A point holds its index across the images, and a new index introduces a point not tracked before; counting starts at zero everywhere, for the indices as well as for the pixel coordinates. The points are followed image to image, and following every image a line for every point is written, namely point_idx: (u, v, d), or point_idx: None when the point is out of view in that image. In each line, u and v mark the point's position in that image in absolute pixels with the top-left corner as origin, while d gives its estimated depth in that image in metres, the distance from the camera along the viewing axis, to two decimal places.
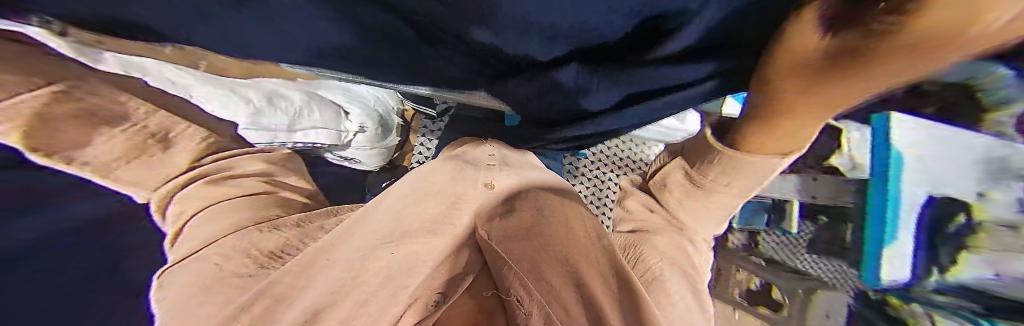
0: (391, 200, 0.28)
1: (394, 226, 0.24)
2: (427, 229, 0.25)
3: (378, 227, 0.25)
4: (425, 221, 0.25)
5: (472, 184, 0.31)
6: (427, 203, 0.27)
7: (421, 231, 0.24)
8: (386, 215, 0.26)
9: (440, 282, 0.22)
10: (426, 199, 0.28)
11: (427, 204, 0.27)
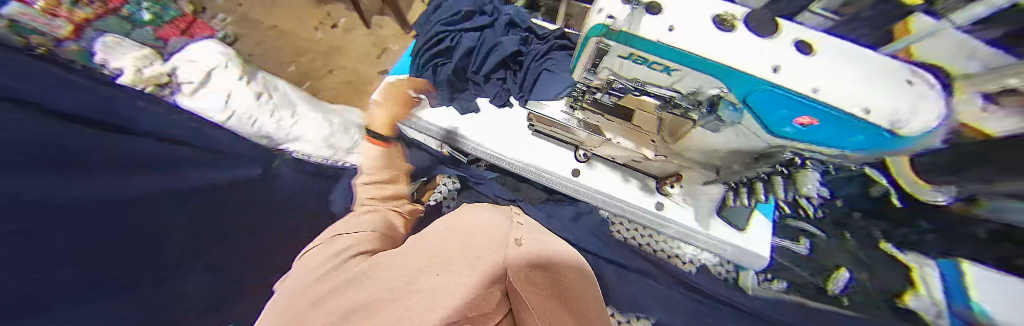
0: (434, 243, 0.35)
1: (435, 259, 0.31)
2: (472, 261, 0.29)
3: (428, 253, 0.33)
4: (466, 257, 0.30)
5: (503, 236, 0.34)
6: (465, 243, 0.33)
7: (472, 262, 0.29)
8: (433, 248, 0.34)
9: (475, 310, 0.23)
10: (472, 240, 0.34)
11: (464, 245, 0.33)
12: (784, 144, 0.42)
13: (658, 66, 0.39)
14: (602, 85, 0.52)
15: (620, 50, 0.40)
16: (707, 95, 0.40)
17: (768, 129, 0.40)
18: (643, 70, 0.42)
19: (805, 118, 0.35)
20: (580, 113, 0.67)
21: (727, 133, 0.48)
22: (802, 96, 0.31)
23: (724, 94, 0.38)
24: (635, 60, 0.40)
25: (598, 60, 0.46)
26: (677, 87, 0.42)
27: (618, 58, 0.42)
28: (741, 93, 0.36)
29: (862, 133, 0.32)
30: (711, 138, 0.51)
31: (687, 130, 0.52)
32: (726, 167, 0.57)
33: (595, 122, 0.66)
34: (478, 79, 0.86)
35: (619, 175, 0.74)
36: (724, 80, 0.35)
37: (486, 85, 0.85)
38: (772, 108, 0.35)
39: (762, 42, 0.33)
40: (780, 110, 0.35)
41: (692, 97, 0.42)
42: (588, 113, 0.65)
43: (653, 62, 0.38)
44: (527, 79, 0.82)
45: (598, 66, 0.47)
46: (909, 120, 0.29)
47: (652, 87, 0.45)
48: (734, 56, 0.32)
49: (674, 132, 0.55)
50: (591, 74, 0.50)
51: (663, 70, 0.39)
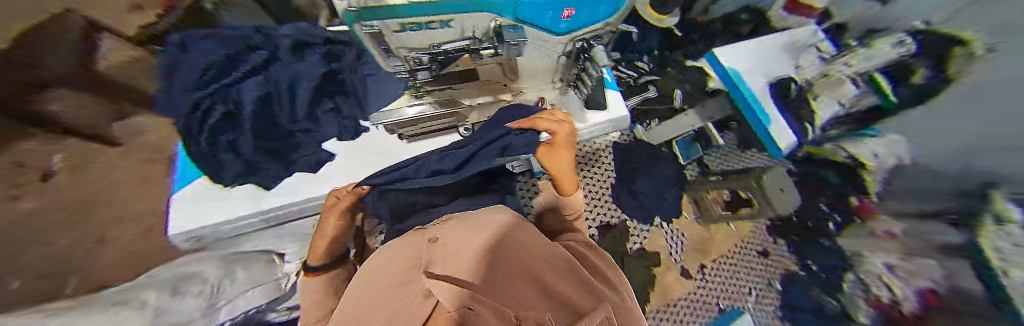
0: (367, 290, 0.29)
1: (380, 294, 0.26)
2: (405, 281, 0.26)
3: (364, 300, 0.27)
4: (394, 285, 0.26)
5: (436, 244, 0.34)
6: (406, 267, 0.30)
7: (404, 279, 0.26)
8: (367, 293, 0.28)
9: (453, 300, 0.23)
10: (391, 273, 0.31)
11: (406, 267, 0.30)
12: (578, 38, 0.45)
13: (429, 22, 0.34)
14: (412, 64, 0.47)
15: (388, 25, 0.33)
16: (490, 26, 0.38)
17: (554, 32, 0.41)
18: (426, 32, 0.37)
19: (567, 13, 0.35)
20: (428, 96, 0.61)
21: (544, 52, 0.50)
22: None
23: (501, 22, 0.36)
24: (412, 28, 0.35)
25: (381, 42, 0.39)
26: (469, 33, 0.39)
27: (394, 31, 0.35)
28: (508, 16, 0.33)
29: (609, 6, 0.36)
30: (536, 61, 0.53)
31: (517, 62, 0.52)
32: (565, 76, 0.64)
33: (447, 97, 0.62)
34: (303, 126, 0.64)
35: None
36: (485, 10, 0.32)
37: (322, 125, 0.66)
38: (542, 16, 0.35)
39: None
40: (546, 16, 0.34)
41: (487, 35, 0.40)
42: (436, 93, 0.61)
43: (425, 22, 0.33)
44: (354, 95, 0.65)
45: (389, 46, 0.40)
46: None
47: (446, 44, 0.41)
48: None
49: (513, 71, 0.57)
50: (391, 55, 0.43)
51: (439, 25, 0.35)
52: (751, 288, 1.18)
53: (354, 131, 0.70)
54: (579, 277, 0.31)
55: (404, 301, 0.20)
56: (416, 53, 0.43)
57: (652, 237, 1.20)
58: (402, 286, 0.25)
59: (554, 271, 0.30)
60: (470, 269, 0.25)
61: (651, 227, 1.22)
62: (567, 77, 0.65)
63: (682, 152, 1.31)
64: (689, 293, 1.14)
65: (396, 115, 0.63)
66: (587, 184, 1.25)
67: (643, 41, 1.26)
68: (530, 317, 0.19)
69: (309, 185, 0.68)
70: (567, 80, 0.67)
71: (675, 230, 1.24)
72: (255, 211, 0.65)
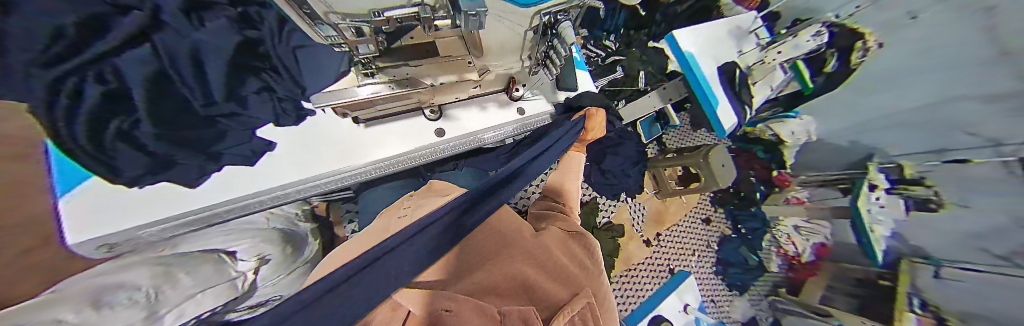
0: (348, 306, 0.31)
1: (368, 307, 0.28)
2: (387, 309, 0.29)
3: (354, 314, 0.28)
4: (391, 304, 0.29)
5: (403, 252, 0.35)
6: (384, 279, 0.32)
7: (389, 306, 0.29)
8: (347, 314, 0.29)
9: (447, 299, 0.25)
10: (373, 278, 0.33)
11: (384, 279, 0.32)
12: (544, 11, 0.43)
13: None
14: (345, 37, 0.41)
15: None
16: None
17: (518, 5, 0.38)
18: None
19: None
20: (382, 77, 0.54)
21: (511, 23, 0.45)
22: None
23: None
24: None
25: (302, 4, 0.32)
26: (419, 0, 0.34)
27: None
28: None
29: None
30: (502, 36, 0.49)
31: (481, 37, 0.47)
32: (535, 52, 0.61)
33: (405, 76, 0.55)
34: (219, 111, 0.48)
35: (476, 107, 0.75)
36: None
37: (249, 108, 0.51)
38: None
39: None
40: None
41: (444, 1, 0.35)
42: (390, 71, 0.53)
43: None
44: (288, 78, 0.56)
45: (315, 10, 0.33)
46: None
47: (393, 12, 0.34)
48: None
49: (478, 46, 0.52)
50: (322, 23, 0.37)
51: None
52: (695, 250, 1.39)
53: (296, 114, 0.60)
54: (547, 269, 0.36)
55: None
56: (350, 21, 0.36)
57: (618, 211, 1.34)
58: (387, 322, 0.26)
59: (530, 264, 0.36)
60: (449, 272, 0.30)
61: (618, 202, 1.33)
62: (534, 54, 0.61)
63: (646, 132, 1.42)
64: (649, 257, 1.31)
65: (352, 94, 0.53)
66: None
67: (611, 20, 1.26)
68: (513, 312, 0.25)
69: (241, 181, 0.58)
70: (535, 56, 0.62)
71: (637, 204, 1.38)
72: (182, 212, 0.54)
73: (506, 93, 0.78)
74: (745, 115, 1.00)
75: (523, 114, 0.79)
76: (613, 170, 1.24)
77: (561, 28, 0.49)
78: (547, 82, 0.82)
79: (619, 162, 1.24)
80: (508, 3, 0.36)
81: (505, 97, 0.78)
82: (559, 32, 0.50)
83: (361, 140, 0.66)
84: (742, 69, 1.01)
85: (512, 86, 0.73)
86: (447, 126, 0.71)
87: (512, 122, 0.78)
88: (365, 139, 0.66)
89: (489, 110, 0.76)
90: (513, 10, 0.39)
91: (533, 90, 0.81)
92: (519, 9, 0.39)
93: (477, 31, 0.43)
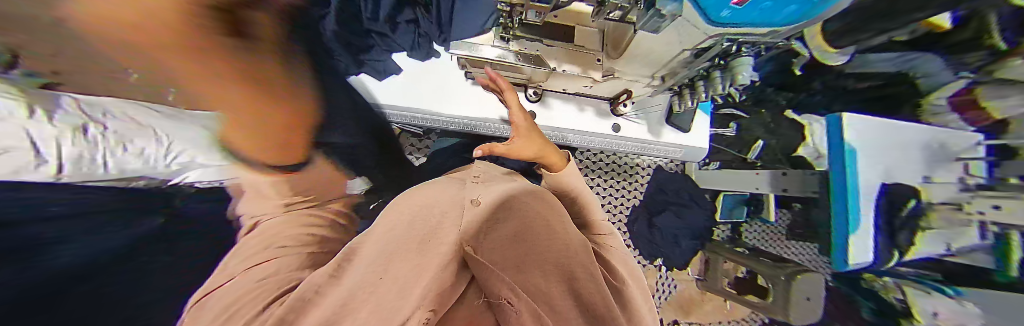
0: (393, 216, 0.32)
1: (417, 225, 0.29)
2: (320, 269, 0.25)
3: (399, 229, 0.29)
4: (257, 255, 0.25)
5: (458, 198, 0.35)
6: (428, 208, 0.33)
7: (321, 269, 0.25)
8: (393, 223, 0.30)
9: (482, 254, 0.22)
10: (426, 203, 0.34)
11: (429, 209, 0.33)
12: (728, 36, 0.35)
13: None
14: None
15: None
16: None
17: (708, 21, 0.32)
18: None
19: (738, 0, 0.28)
20: (516, 44, 0.55)
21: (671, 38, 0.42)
22: None
23: None
24: None
25: None
26: None
27: None
28: None
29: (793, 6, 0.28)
30: (655, 45, 0.44)
31: (635, 38, 0.43)
32: (672, 75, 0.53)
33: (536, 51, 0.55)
34: (380, 28, 0.63)
35: (574, 105, 0.73)
36: None
37: (398, 33, 0.65)
38: None
39: None
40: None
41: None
42: (525, 42, 0.55)
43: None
44: (436, 18, 0.65)
45: None
46: None
47: None
48: None
49: (618, 44, 0.49)
50: None
51: None
52: None
53: (427, 51, 0.70)
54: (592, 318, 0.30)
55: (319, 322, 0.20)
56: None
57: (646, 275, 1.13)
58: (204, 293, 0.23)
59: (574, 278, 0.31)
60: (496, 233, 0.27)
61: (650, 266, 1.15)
62: (673, 78, 0.54)
63: (722, 209, 1.16)
64: None
65: (488, 51, 0.55)
66: (611, 195, 1.18)
67: None
68: None
69: (344, 86, 0.64)
70: (670, 79, 0.55)
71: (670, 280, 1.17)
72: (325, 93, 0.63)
73: (607, 103, 0.74)
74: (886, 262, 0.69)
75: (618, 133, 0.74)
76: (665, 230, 1.08)
77: (736, 61, 0.41)
78: (658, 111, 0.75)
79: (677, 225, 1.07)
80: (703, 15, 0.31)
81: (606, 107, 0.75)
82: (734, 64, 0.41)
83: (462, 92, 0.71)
84: (918, 202, 0.67)
85: (621, 99, 0.69)
86: (538, 111, 0.71)
87: (599, 134, 0.74)
88: (466, 94, 0.71)
89: (585, 113, 0.73)
90: (700, 24, 0.34)
91: (637, 112, 0.74)
92: (705, 26, 0.34)
93: (644, 32, 0.40)
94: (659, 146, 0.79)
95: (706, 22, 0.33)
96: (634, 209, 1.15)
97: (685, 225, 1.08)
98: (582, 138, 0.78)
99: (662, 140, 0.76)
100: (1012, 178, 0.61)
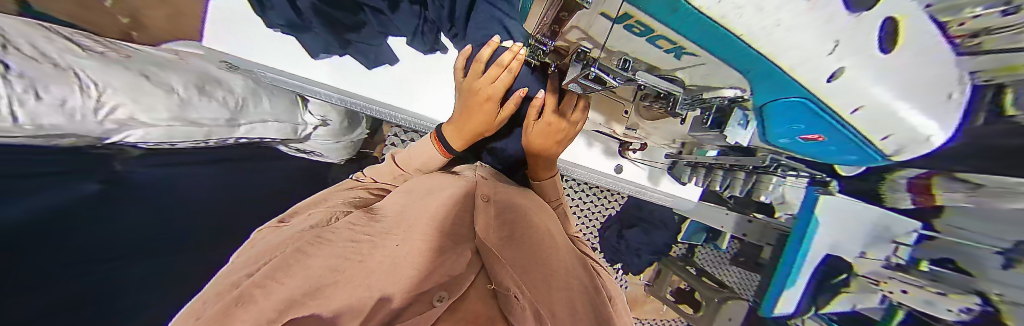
0: (400, 207, 0.38)
1: (412, 223, 0.34)
2: (338, 242, 0.29)
3: (402, 222, 0.34)
4: (309, 213, 0.36)
5: (469, 199, 0.40)
6: (427, 206, 0.37)
7: (335, 233, 0.30)
8: (403, 216, 0.36)
9: (446, 287, 0.26)
10: (426, 208, 0.36)
11: (428, 207, 0.36)
12: (763, 147, 0.38)
13: (663, 41, 0.21)
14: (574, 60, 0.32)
15: (615, 16, 0.21)
16: (720, 97, 0.30)
17: (763, 137, 0.34)
18: (638, 44, 0.24)
19: (812, 136, 0.28)
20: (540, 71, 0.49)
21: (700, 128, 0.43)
22: (836, 118, 0.23)
23: (738, 100, 0.29)
24: (633, 30, 0.22)
25: (561, 14, 0.27)
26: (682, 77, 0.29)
27: (599, 15, 0.22)
28: (761, 99, 0.25)
29: (855, 154, 0.29)
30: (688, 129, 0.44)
31: (664, 115, 0.44)
32: (695, 144, 0.53)
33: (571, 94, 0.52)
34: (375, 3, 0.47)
35: (584, 139, 0.69)
36: (755, 82, 0.23)
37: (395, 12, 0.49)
38: (781, 119, 0.28)
39: (882, 59, 0.16)
40: (790, 124, 0.28)
41: (700, 91, 0.30)
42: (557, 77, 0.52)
43: (681, 50, 0.21)
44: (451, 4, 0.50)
45: (562, 22, 0.29)
46: (909, 148, 0.26)
47: (646, 74, 0.29)
48: (800, 60, 0.17)
49: (651, 112, 0.48)
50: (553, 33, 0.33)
51: (671, 52, 0.23)
52: None
53: (432, 46, 0.56)
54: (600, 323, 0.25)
55: (310, 275, 0.23)
56: (611, 79, 0.28)
57: None
58: (251, 244, 0.31)
59: (576, 279, 0.33)
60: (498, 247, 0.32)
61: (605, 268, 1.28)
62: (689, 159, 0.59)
63: (686, 231, 1.16)
64: None
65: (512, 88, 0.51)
66: (590, 203, 1.24)
67: None
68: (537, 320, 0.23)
69: (286, 54, 0.57)
70: (691, 148, 0.55)
71: (622, 280, 1.30)
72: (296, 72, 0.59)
73: (618, 143, 0.71)
74: (799, 314, 0.60)
75: (618, 175, 0.73)
76: (630, 244, 1.14)
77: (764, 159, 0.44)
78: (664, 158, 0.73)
79: (641, 241, 1.12)
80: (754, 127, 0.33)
81: (615, 145, 0.71)
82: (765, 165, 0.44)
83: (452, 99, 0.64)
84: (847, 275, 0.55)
85: (631, 147, 0.67)
86: None
87: (601, 172, 0.72)
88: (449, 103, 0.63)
89: (593, 149, 0.70)
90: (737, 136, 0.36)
91: (644, 159, 0.71)
92: (754, 138, 0.36)
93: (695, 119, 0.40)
94: (654, 193, 0.79)
95: (761, 133, 0.34)
96: (609, 218, 1.21)
97: (649, 244, 1.12)
98: (585, 173, 0.76)
99: (659, 187, 0.76)
100: (926, 263, 0.48)
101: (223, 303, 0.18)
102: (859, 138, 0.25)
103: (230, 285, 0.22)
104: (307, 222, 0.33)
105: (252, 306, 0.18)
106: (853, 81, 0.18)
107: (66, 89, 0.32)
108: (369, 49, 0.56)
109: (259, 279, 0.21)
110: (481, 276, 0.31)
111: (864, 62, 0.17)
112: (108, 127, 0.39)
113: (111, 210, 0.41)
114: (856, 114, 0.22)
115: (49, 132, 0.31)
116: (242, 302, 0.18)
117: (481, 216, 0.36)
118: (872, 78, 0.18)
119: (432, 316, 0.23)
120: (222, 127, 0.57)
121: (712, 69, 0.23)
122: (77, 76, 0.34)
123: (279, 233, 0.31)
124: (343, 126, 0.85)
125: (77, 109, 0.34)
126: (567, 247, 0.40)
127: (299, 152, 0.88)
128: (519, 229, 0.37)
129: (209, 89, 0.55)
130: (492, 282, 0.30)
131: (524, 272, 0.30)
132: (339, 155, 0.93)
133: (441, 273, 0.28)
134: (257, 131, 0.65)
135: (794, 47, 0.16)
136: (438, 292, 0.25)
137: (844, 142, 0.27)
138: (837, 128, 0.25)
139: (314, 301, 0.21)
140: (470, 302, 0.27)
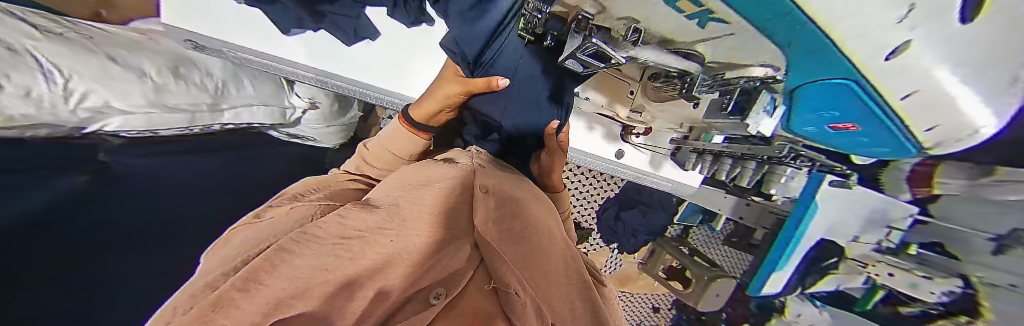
0: (393, 197, 0.35)
1: (403, 214, 0.31)
2: (325, 240, 0.25)
3: (391, 212, 0.32)
4: (287, 208, 0.33)
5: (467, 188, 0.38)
6: (420, 197, 0.34)
7: (322, 229, 0.28)
8: (393, 205, 0.33)
9: (443, 284, 0.21)
10: (421, 198, 0.34)
11: (421, 199, 0.33)
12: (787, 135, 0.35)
13: (687, 3, 0.17)
14: (573, 31, 0.26)
15: None
16: (745, 77, 0.26)
17: (787, 125, 0.32)
18: (656, 8, 0.20)
19: (846, 125, 0.26)
20: (535, 48, 0.42)
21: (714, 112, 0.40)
22: (878, 102, 0.20)
23: (768, 81, 0.25)
24: None
25: None
26: (701, 51, 0.25)
27: None
28: (797, 77, 0.22)
29: (888, 145, 0.26)
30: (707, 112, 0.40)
31: (671, 97, 0.40)
32: (703, 130, 0.49)
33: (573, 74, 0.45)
34: None
35: (586, 123, 0.66)
36: (790, 57, 0.19)
37: None
38: (820, 102, 0.24)
39: (963, 35, 0.13)
40: (826, 111, 0.25)
41: (721, 70, 0.27)
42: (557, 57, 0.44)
43: (709, 14, 0.17)
44: None
45: None
46: (950, 141, 0.23)
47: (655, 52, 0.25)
48: (858, 27, 0.14)
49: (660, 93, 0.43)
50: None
51: (695, 18, 0.19)
52: None
53: (417, 18, 0.50)
54: (597, 317, 0.22)
55: (293, 277, 0.19)
56: (615, 55, 0.24)
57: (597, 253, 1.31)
58: (218, 245, 0.28)
59: (579, 276, 0.30)
60: (497, 239, 0.28)
61: (601, 247, 1.31)
62: (695, 146, 0.55)
63: (684, 213, 1.16)
64: None
65: (497, 76, 0.43)
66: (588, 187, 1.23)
67: None
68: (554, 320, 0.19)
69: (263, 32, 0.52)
70: (699, 133, 0.52)
71: (616, 258, 1.35)
72: (278, 52, 0.54)
73: (621, 126, 0.67)
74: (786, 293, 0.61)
75: (619, 159, 0.70)
76: (627, 226, 1.14)
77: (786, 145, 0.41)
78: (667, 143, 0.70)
79: (638, 223, 1.13)
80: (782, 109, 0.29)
81: (618, 129, 0.68)
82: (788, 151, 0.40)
83: None
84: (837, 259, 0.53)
85: (635, 132, 0.64)
86: None
87: (601, 156, 0.69)
88: None
89: (594, 133, 0.67)
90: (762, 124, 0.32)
91: (647, 144, 0.69)
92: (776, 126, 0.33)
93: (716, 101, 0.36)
94: (654, 178, 0.77)
95: (787, 119, 0.30)
96: (607, 200, 1.21)
97: (646, 226, 1.13)
98: (585, 157, 0.73)
99: (660, 173, 0.73)
100: (915, 247, 0.47)
101: (199, 304, 0.14)
102: (899, 128, 0.22)
103: (206, 288, 0.17)
104: (282, 221, 0.30)
105: (232, 312, 0.13)
106: (918, 60, 0.15)
107: (31, 78, 0.30)
108: (346, 21, 0.50)
109: (238, 281, 0.17)
110: (481, 273, 0.26)
111: (945, 35, 0.13)
112: (81, 115, 0.37)
113: (92, 209, 0.39)
114: (906, 99, 0.19)
115: (23, 121, 0.30)
116: (221, 308, 0.13)
117: (480, 210, 0.32)
118: (945, 55, 0.14)
119: (427, 316, 0.17)
120: (206, 113, 0.54)
121: (739, 38, 0.19)
122: (38, 61, 0.31)
123: (253, 231, 0.28)
124: (335, 108, 0.80)
125: (45, 98, 0.31)
126: (566, 242, 0.38)
127: (286, 137, 0.82)
128: (515, 221, 0.34)
129: (183, 69, 0.50)
130: (494, 280, 0.24)
131: (530, 266, 0.27)
132: (332, 139, 0.88)
133: (435, 267, 0.24)
134: (244, 115, 0.62)
135: (854, 13, 0.13)
136: (433, 290, 0.20)
137: (883, 130, 0.24)
138: (879, 115, 0.22)
139: (307, 300, 0.17)
140: (471, 296, 0.21)
